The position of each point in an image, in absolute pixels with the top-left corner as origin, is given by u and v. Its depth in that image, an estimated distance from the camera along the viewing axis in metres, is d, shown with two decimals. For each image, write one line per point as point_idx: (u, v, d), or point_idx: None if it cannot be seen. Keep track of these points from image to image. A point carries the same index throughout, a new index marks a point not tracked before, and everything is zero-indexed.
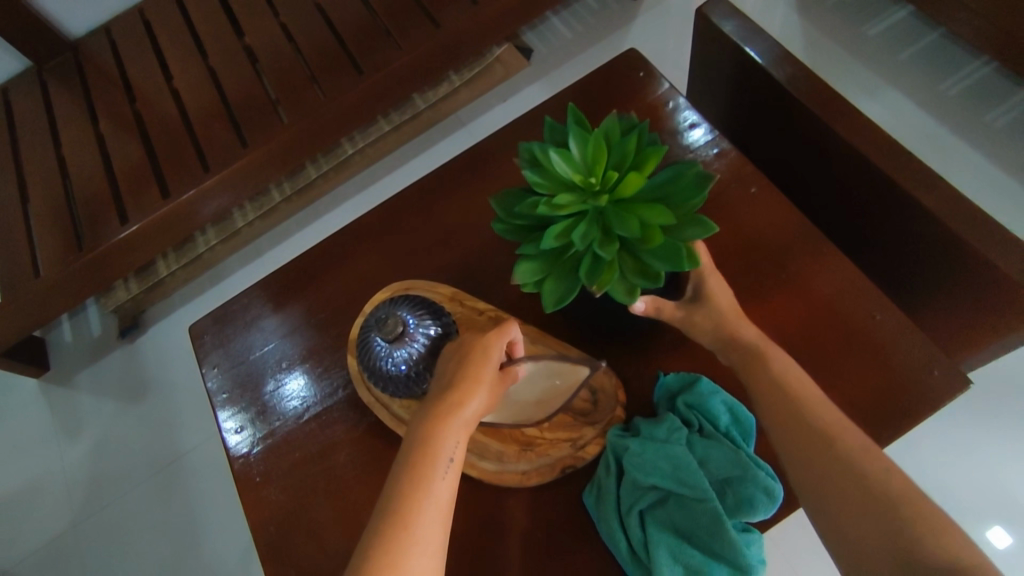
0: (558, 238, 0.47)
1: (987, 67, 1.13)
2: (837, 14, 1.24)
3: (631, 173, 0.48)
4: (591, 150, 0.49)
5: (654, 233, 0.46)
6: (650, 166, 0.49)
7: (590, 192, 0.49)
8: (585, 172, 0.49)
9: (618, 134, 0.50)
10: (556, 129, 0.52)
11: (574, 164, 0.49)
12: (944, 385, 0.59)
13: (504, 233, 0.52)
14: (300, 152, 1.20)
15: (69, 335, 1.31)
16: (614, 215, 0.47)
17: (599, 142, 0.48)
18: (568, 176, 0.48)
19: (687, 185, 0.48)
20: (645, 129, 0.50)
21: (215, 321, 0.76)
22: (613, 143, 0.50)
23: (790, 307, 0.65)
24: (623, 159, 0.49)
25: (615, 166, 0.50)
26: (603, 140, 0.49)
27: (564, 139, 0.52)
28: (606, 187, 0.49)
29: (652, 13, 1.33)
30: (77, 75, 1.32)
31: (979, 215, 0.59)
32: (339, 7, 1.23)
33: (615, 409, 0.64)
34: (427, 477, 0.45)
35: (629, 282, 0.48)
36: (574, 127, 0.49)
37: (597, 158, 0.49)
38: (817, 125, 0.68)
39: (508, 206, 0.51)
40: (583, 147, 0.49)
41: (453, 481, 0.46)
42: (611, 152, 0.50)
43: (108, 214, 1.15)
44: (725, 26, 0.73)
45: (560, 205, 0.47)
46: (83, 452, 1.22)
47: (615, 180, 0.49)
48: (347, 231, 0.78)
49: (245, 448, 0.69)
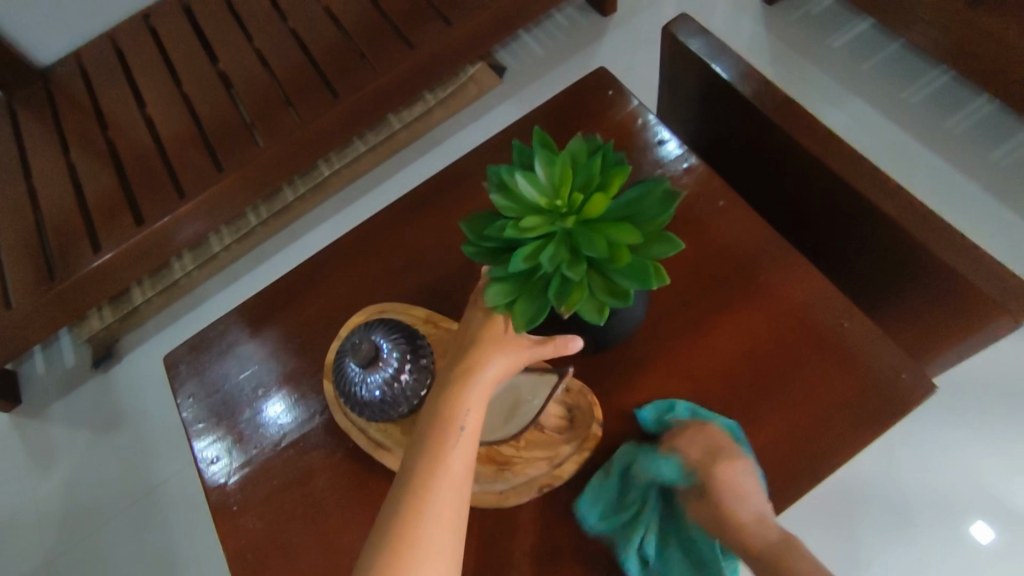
0: (526, 260, 0.48)
1: (946, 76, 1.17)
2: (802, 28, 1.27)
3: (597, 193, 0.48)
4: (556, 174, 0.49)
5: (621, 252, 0.47)
6: (616, 187, 0.49)
7: (558, 214, 0.49)
8: (552, 194, 0.49)
9: (583, 156, 0.51)
10: (523, 152, 0.53)
11: (540, 188, 0.49)
12: (912, 389, 0.60)
13: (473, 257, 0.52)
14: (276, 174, 1.19)
15: (42, 367, 1.29)
16: (581, 235, 0.48)
17: (564, 164, 0.49)
18: (534, 199, 0.49)
19: (652, 205, 0.49)
20: (609, 151, 0.51)
21: (190, 349, 0.75)
22: (578, 166, 0.51)
23: (759, 318, 0.66)
24: (590, 180, 0.50)
25: (581, 188, 0.50)
26: (568, 163, 0.50)
27: (531, 162, 0.52)
28: (573, 209, 0.49)
29: (623, 29, 1.35)
30: (48, 103, 1.30)
31: (939, 222, 0.61)
32: (312, 30, 1.24)
33: (592, 426, 0.64)
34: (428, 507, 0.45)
35: (599, 300, 0.48)
36: (539, 150, 0.50)
37: (564, 181, 0.49)
38: (782, 138, 0.69)
39: (477, 229, 0.52)
40: (549, 170, 0.49)
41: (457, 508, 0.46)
42: (577, 174, 0.50)
43: (81, 242, 1.13)
44: (690, 42, 0.74)
45: (527, 228, 0.48)
46: (57, 486, 1.19)
47: (581, 201, 0.49)
48: (323, 254, 0.77)
49: (222, 478, 0.68)
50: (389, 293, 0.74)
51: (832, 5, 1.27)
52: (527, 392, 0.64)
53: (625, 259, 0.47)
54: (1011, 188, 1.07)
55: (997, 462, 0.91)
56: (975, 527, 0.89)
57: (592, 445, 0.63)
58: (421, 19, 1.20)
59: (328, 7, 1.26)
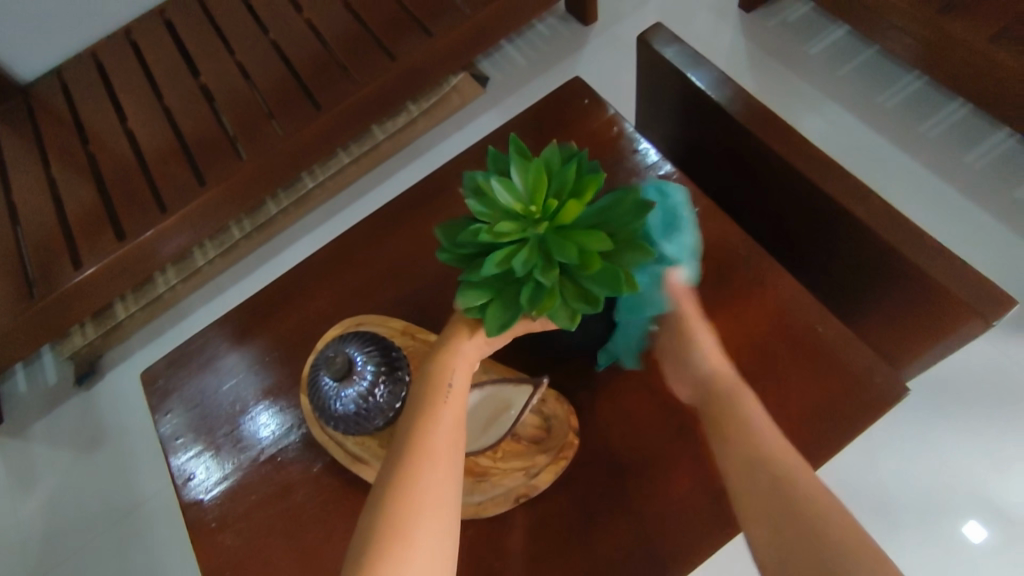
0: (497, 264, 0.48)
1: (922, 80, 1.18)
2: (780, 35, 1.28)
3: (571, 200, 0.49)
4: (531, 180, 0.49)
5: (593, 259, 0.47)
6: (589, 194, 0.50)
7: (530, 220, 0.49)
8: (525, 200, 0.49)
9: (558, 163, 0.51)
10: (499, 158, 0.53)
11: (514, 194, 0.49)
12: (884, 391, 0.60)
13: (448, 262, 0.52)
14: (258, 188, 1.19)
15: (24, 385, 1.27)
16: (553, 242, 0.48)
17: (540, 170, 0.49)
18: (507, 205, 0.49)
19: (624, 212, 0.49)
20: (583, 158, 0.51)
21: (168, 364, 0.75)
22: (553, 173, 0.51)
23: (734, 324, 0.66)
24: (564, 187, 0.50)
25: (555, 194, 0.50)
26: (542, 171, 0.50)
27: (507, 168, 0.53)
28: (547, 215, 0.50)
29: (604, 38, 1.37)
30: (29, 119, 1.30)
31: (909, 226, 0.61)
32: (294, 43, 1.24)
33: (569, 436, 0.64)
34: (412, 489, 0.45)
35: (571, 307, 0.49)
36: (515, 156, 0.50)
37: (537, 188, 0.49)
38: (755, 145, 0.70)
39: (452, 234, 0.52)
40: (524, 176, 0.49)
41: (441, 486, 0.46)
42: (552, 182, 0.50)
43: (61, 259, 1.13)
44: (665, 51, 0.75)
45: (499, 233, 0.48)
46: (39, 505, 1.18)
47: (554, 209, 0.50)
48: (302, 267, 0.77)
49: (198, 494, 0.67)
50: (369, 306, 0.74)
51: (809, 12, 1.29)
52: (505, 404, 0.64)
53: (597, 266, 0.47)
54: (988, 191, 1.08)
55: (977, 461, 0.91)
56: (956, 528, 0.89)
57: (569, 453, 0.64)
58: (403, 31, 1.21)
59: (310, 20, 1.27)
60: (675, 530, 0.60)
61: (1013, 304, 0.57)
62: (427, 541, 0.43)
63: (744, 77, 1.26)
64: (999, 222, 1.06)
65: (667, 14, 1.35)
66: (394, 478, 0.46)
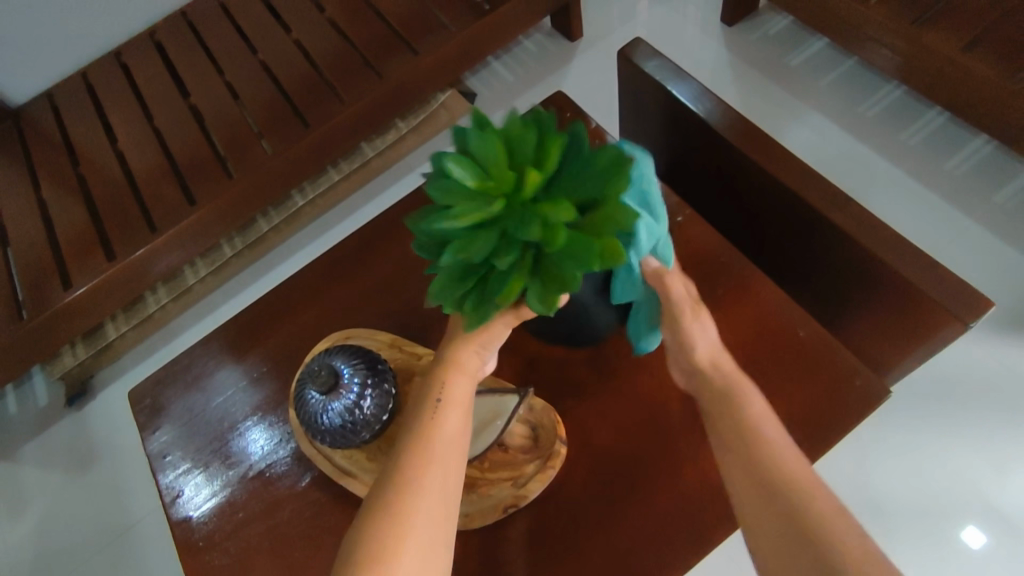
0: (461, 250, 0.45)
1: (901, 90, 1.21)
2: (761, 47, 1.31)
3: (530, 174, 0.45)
4: (488, 152, 0.45)
5: (557, 235, 0.44)
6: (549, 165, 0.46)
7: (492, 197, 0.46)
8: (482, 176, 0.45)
9: (516, 132, 0.46)
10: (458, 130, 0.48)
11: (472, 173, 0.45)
12: (866, 395, 0.61)
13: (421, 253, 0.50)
14: (248, 206, 1.20)
15: (14, 407, 1.27)
16: (516, 218, 0.45)
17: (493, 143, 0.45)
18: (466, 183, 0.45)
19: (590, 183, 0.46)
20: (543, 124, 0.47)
21: (157, 383, 0.75)
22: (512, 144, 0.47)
23: (718, 331, 0.67)
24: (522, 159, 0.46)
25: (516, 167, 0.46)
26: (500, 142, 0.45)
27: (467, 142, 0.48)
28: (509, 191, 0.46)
29: (589, 53, 1.39)
30: (19, 142, 1.31)
31: (886, 231, 0.63)
32: (283, 63, 1.26)
33: (556, 445, 0.64)
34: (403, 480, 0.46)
35: (543, 290, 0.46)
36: (467, 130, 0.45)
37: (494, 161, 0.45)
38: (734, 155, 0.71)
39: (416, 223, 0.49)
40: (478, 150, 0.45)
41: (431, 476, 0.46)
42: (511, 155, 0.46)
43: (52, 280, 1.13)
44: (647, 65, 0.76)
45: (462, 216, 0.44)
46: (29, 528, 1.16)
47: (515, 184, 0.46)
48: (291, 283, 0.78)
49: (186, 512, 0.67)
50: (358, 320, 0.74)
51: (789, 25, 1.32)
52: (490, 414, 0.64)
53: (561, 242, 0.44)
54: (967, 196, 1.10)
55: (965, 461, 0.92)
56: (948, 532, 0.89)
57: (556, 463, 0.64)
58: (391, 51, 1.23)
59: (299, 40, 1.29)
60: (663, 538, 0.60)
61: (989, 307, 0.58)
62: (418, 526, 0.44)
63: (727, 89, 1.28)
64: (979, 226, 1.07)
65: (650, 29, 1.37)
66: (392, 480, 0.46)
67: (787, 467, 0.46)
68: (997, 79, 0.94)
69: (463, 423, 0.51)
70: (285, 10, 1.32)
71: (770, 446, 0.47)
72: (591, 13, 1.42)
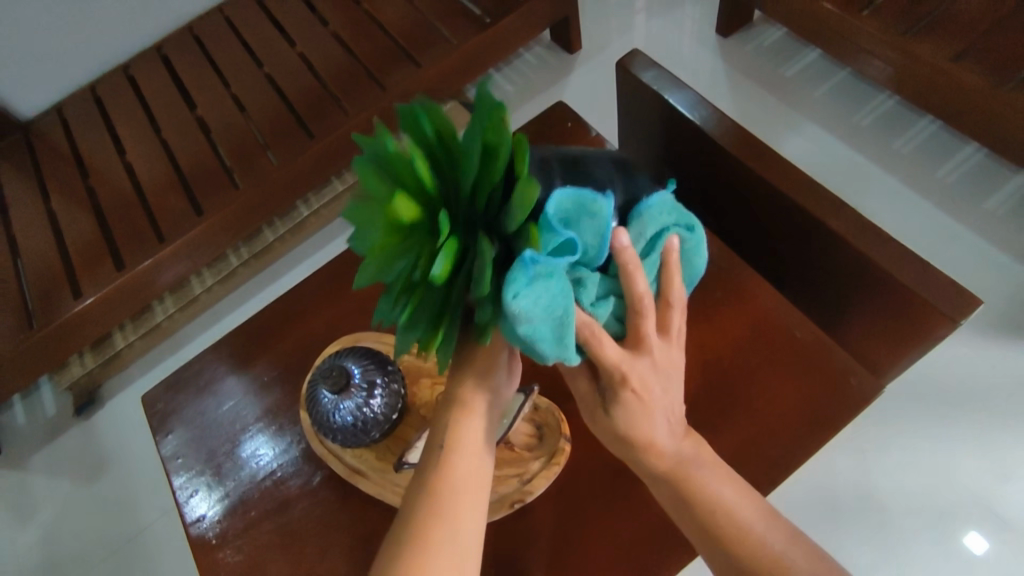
0: (394, 302, 0.37)
1: (892, 99, 1.23)
2: (755, 58, 1.34)
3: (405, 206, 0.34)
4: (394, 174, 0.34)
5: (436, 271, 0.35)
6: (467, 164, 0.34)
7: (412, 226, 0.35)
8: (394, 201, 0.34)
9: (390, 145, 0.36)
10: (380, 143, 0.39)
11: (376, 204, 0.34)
12: (861, 391, 0.64)
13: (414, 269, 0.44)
14: (255, 216, 1.22)
15: (22, 416, 1.28)
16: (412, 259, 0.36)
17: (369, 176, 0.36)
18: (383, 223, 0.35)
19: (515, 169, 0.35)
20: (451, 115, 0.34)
21: (168, 387, 0.76)
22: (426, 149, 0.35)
23: (717, 332, 0.69)
24: (443, 167, 0.36)
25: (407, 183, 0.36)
26: (404, 156, 0.34)
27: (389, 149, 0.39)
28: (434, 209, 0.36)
29: (588, 65, 1.42)
30: (28, 154, 1.33)
31: (879, 235, 0.65)
32: (289, 76, 1.29)
33: (560, 442, 0.66)
34: (434, 512, 0.46)
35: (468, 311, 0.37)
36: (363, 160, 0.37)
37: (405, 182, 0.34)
38: (730, 162, 0.73)
39: None
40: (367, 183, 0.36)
41: (463, 511, 0.46)
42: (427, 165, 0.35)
43: (62, 290, 1.15)
44: (644, 75, 0.79)
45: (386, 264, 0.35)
46: (37, 536, 1.18)
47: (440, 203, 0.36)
48: (300, 289, 0.80)
49: (199, 513, 0.68)
50: (365, 324, 0.76)
51: (782, 36, 1.35)
52: None
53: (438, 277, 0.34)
54: (959, 201, 1.12)
55: (960, 458, 0.94)
56: (944, 528, 0.91)
57: (560, 460, 0.65)
58: (394, 64, 1.25)
59: (304, 54, 1.32)
60: (666, 532, 0.62)
61: (979, 306, 0.60)
62: (446, 558, 0.44)
63: (723, 99, 1.31)
64: (972, 230, 1.09)
65: (647, 41, 1.40)
66: (422, 508, 0.46)
67: (752, 537, 0.50)
68: (986, 88, 0.97)
69: (481, 466, 0.49)
70: (290, 24, 1.35)
71: (738, 529, 0.50)
72: (589, 25, 1.45)
